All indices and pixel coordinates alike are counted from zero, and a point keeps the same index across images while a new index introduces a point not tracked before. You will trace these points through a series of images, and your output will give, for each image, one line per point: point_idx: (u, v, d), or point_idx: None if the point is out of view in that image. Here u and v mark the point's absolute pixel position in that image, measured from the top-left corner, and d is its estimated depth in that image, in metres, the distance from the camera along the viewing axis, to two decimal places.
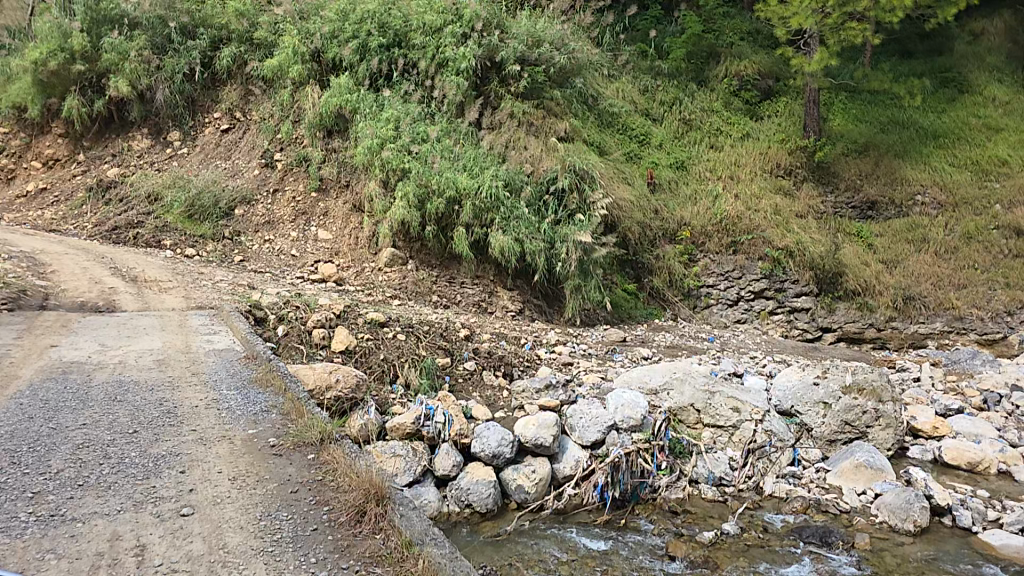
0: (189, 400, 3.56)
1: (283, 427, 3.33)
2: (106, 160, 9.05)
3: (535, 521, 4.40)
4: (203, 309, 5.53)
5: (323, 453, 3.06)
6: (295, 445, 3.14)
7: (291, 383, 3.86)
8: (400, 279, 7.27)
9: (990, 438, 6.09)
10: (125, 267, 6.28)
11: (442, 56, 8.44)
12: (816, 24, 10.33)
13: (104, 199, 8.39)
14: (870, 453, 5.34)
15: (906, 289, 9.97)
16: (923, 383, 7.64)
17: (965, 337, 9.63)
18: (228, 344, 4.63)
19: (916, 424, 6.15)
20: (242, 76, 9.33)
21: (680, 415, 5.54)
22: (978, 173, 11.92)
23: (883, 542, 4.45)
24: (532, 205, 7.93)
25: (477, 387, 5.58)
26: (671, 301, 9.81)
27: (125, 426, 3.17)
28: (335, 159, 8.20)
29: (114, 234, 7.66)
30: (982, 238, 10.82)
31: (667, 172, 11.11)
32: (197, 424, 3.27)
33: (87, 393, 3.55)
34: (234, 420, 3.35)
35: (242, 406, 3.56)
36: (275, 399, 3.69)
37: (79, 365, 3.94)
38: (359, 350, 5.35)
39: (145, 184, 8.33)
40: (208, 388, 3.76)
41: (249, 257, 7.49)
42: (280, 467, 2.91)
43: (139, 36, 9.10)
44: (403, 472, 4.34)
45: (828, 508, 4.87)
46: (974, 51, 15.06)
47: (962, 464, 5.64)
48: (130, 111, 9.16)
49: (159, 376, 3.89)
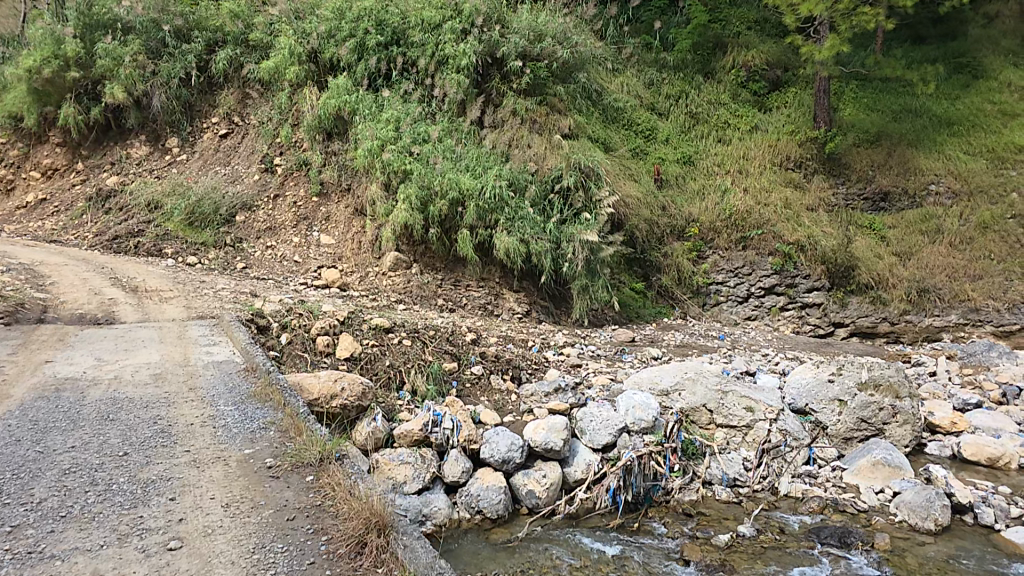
0: (185, 418, 3.51)
1: (281, 446, 3.26)
2: (105, 168, 9.02)
3: (546, 526, 4.32)
4: (204, 319, 5.47)
5: (322, 475, 2.98)
6: (293, 466, 3.07)
7: (290, 396, 3.80)
8: (404, 284, 7.20)
9: (1009, 433, 5.95)
10: (125, 278, 6.24)
11: (442, 53, 8.38)
12: (827, 11, 10.16)
13: (104, 208, 8.34)
14: (888, 450, 5.24)
15: (921, 281, 9.81)
16: (939, 377, 7.50)
17: (981, 329, 9.47)
18: (228, 355, 4.57)
19: (934, 420, 6.02)
20: (238, 79, 9.30)
21: (693, 416, 5.43)
22: (993, 161, 11.72)
23: (904, 542, 4.34)
24: (537, 204, 7.86)
25: (485, 392, 5.50)
26: (680, 300, 9.69)
27: (116, 448, 3.11)
28: (335, 163, 8.15)
29: (114, 243, 7.60)
30: (998, 227, 10.65)
31: (674, 168, 10.96)
32: (191, 444, 3.20)
33: (79, 412, 3.49)
34: (231, 439, 3.29)
35: (239, 423, 3.50)
36: (274, 415, 3.62)
37: (73, 382, 3.89)
38: (365, 357, 5.31)
39: (144, 192, 8.28)
40: (205, 404, 3.70)
41: (252, 264, 7.42)
42: (277, 491, 2.84)
43: (133, 41, 9.04)
44: (412, 479, 4.27)
45: (846, 508, 4.76)
46: (989, 36, 14.80)
47: (982, 460, 5.50)
48: (128, 117, 9.13)
49: (154, 392, 3.84)
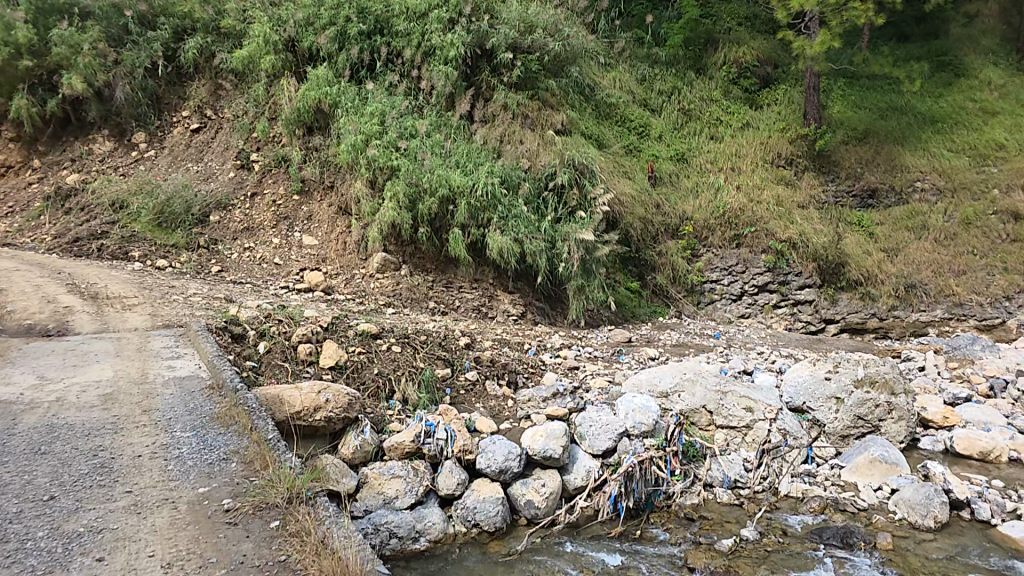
0: (132, 449, 3.16)
1: (241, 483, 2.92)
2: (64, 165, 8.40)
3: (545, 538, 4.05)
4: (170, 329, 5.10)
5: (289, 521, 2.64)
6: (255, 509, 2.72)
7: (258, 419, 3.49)
8: (393, 286, 6.89)
9: (1001, 427, 5.71)
10: (86, 283, 5.86)
11: (429, 44, 8.09)
12: (818, 6, 9.90)
13: (63, 208, 7.83)
14: (885, 447, 4.98)
15: (908, 277, 9.68)
16: (928, 371, 7.27)
17: (965, 323, 9.34)
18: (192, 370, 4.24)
19: (927, 415, 5.76)
20: (210, 69, 8.93)
21: (692, 418, 5.12)
22: (976, 158, 11.64)
23: (905, 541, 4.11)
24: (531, 202, 7.56)
25: (480, 398, 5.21)
26: (675, 299, 9.48)
27: (41, 491, 2.75)
28: (316, 159, 7.84)
29: (75, 246, 7.10)
30: (981, 222, 10.58)
31: (668, 165, 10.74)
32: (133, 484, 2.86)
33: (6, 444, 3.14)
34: (184, 475, 2.95)
35: (196, 454, 3.16)
36: (238, 443, 3.29)
37: (6, 407, 3.53)
38: (350, 366, 4.99)
39: (109, 191, 7.79)
40: (159, 430, 3.37)
41: (228, 268, 7.05)
42: (233, 544, 2.48)
43: (93, 27, 8.48)
44: (405, 493, 3.99)
45: (846, 507, 4.50)
46: (970, 34, 14.73)
47: (974, 454, 5.25)
48: (89, 111, 8.54)
49: (100, 417, 3.49)
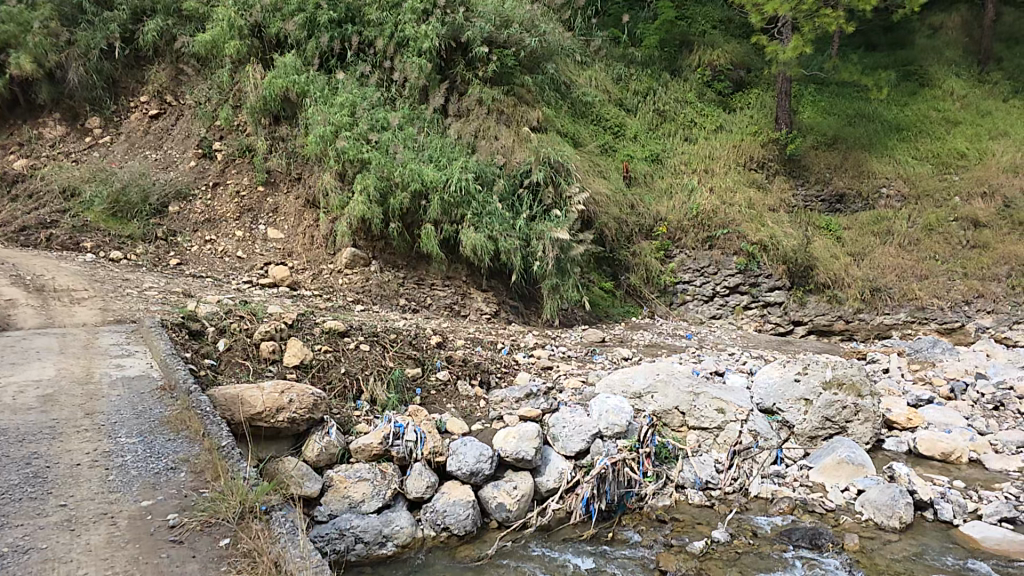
0: (71, 457, 2.96)
1: (189, 496, 2.74)
2: (10, 149, 7.84)
3: (516, 541, 3.92)
4: (122, 324, 4.87)
5: (240, 539, 2.48)
6: (203, 525, 2.56)
7: (211, 424, 3.30)
8: (362, 282, 6.75)
9: (961, 428, 5.75)
10: (31, 275, 5.57)
11: (402, 35, 7.93)
12: (790, 11, 9.89)
13: (10, 195, 7.26)
14: (852, 447, 4.93)
15: (872, 281, 9.64)
16: (892, 373, 7.29)
17: (927, 327, 9.35)
18: (142, 369, 4.03)
19: (892, 416, 5.74)
20: (171, 53, 8.64)
21: (664, 419, 5.05)
22: (938, 166, 11.59)
23: (873, 542, 4.07)
24: (505, 199, 7.45)
25: (451, 399, 5.07)
26: (647, 299, 9.43)
27: None
28: (282, 149, 7.63)
29: (20, 234, 6.62)
30: (942, 228, 10.51)
31: (643, 165, 10.70)
32: (67, 496, 2.66)
33: None
34: (125, 487, 2.77)
35: (141, 462, 2.97)
36: (188, 450, 3.11)
37: None
38: (317, 364, 4.82)
39: (59, 176, 7.34)
40: (102, 437, 3.16)
41: (187, 261, 6.79)
42: (177, 565, 2.32)
43: (44, 5, 8.04)
44: (371, 497, 3.85)
45: (814, 508, 4.46)
46: (935, 45, 14.75)
47: (936, 455, 5.24)
48: (38, 92, 8.02)
49: (38, 420, 3.27)
